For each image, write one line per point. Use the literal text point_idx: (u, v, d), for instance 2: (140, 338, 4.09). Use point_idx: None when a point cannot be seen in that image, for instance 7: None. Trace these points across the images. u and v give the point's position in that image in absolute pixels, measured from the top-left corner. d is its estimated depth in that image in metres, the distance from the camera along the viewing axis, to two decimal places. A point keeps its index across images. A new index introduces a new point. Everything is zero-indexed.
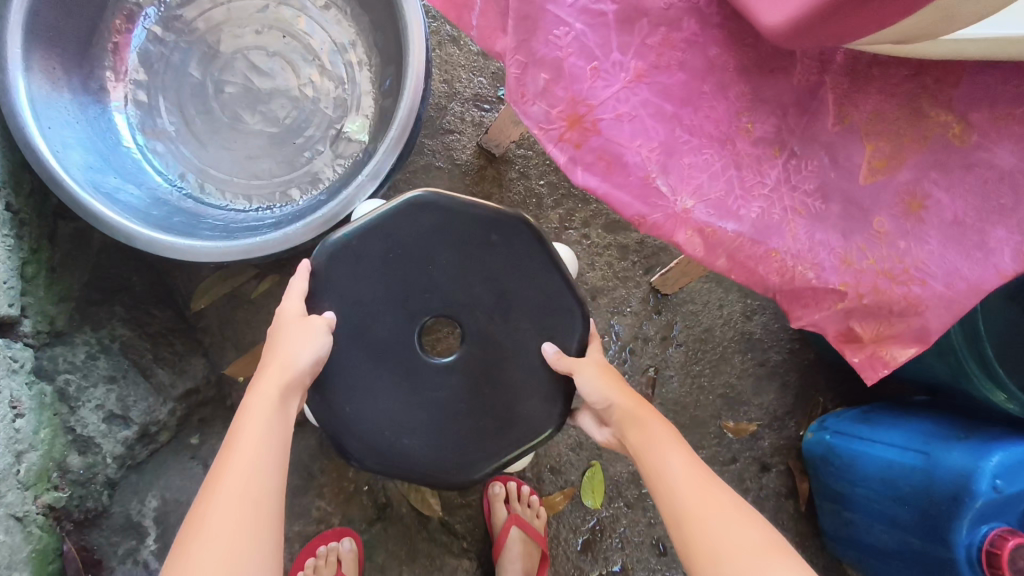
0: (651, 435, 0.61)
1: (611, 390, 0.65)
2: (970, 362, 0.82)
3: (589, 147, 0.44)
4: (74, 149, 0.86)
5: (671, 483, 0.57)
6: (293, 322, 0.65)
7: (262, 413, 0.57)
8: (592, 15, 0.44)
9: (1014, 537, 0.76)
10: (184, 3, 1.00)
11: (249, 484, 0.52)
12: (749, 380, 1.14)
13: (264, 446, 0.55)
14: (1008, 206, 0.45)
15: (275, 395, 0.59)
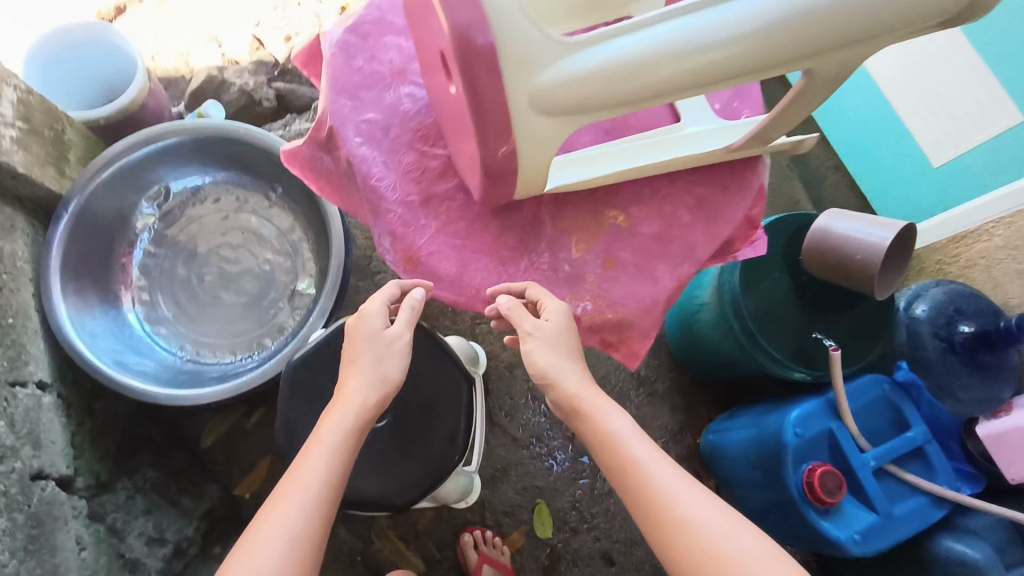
0: (611, 427, 0.69)
1: (563, 364, 0.72)
2: (761, 353, 1.12)
3: (420, 272, 0.79)
4: (104, 345, 1.19)
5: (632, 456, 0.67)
6: (376, 340, 0.76)
7: (343, 435, 0.69)
8: (406, 203, 0.79)
9: (820, 467, 1.06)
10: (166, 224, 1.37)
11: (326, 486, 0.65)
12: (648, 410, 1.44)
13: (336, 462, 0.68)
14: (655, 255, 0.81)
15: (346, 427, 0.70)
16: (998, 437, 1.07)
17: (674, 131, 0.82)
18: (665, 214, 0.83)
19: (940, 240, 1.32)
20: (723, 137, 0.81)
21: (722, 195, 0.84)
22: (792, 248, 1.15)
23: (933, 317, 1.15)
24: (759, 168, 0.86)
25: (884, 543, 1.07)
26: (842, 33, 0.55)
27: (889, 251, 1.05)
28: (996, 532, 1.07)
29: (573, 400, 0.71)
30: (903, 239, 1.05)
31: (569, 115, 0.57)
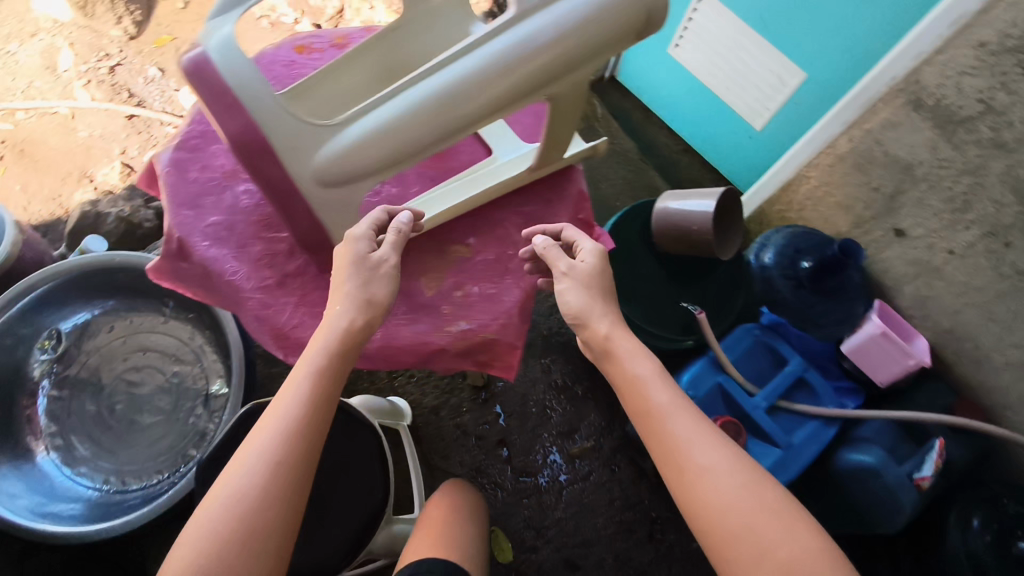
0: (636, 371, 0.73)
1: (593, 304, 0.77)
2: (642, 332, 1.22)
3: (290, 345, 0.84)
4: (22, 499, 1.19)
5: (659, 406, 0.70)
6: (359, 264, 0.74)
7: (320, 370, 0.69)
8: (264, 287, 0.86)
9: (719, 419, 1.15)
10: (65, 364, 1.38)
11: (304, 410, 0.67)
12: (574, 413, 1.52)
13: (313, 398, 0.68)
14: (498, 275, 0.90)
15: (323, 357, 0.70)
16: (858, 349, 1.20)
17: (485, 167, 0.93)
18: (497, 239, 0.93)
19: (775, 192, 1.48)
20: (522, 163, 0.92)
21: (542, 210, 0.95)
22: (643, 234, 1.28)
23: (778, 261, 1.29)
24: (569, 178, 0.98)
25: (795, 471, 1.15)
26: (547, 70, 0.68)
27: (718, 216, 1.18)
28: (886, 435, 1.17)
29: (604, 343, 0.75)
30: (729, 202, 1.19)
31: (349, 181, 0.69)
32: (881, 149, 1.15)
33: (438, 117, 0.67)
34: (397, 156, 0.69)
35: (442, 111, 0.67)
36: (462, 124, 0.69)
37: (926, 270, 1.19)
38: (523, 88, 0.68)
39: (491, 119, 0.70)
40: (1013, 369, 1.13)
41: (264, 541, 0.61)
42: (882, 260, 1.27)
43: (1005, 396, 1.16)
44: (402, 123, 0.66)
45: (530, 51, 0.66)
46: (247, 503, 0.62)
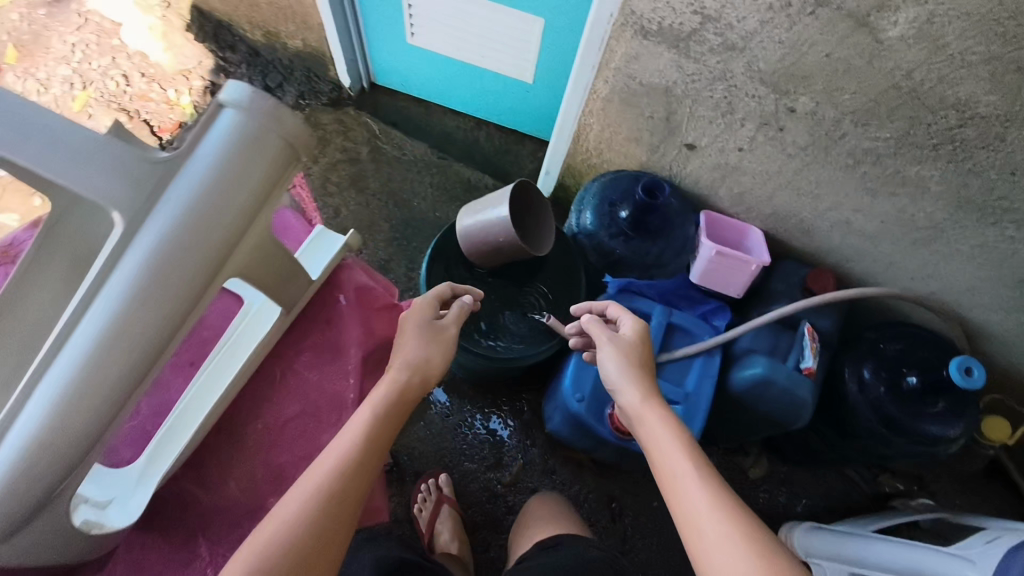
0: (659, 439, 0.80)
1: (623, 371, 0.88)
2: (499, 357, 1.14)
3: None
4: None
5: (677, 471, 0.76)
6: (425, 326, 0.90)
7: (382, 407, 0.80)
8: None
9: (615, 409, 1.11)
10: None
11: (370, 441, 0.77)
12: (492, 443, 1.46)
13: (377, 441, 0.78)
14: (312, 430, 0.86)
15: (391, 389, 0.82)
16: (704, 274, 1.20)
17: (236, 325, 0.81)
18: (292, 393, 0.87)
19: (571, 145, 1.41)
20: (267, 312, 0.80)
21: (326, 336, 0.89)
22: (456, 266, 1.19)
23: (598, 223, 1.24)
24: (340, 281, 0.91)
25: (702, 419, 1.14)
26: (203, 265, 0.56)
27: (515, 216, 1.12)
28: (763, 339, 1.19)
29: (638, 407, 0.85)
30: (519, 197, 1.12)
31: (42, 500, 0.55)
32: (636, 81, 1.10)
33: (108, 380, 0.54)
34: (80, 447, 0.55)
35: (103, 371, 0.54)
36: (142, 369, 0.56)
37: (729, 171, 1.19)
38: (189, 297, 0.56)
39: (178, 341, 0.57)
40: (838, 227, 1.16)
41: (311, 561, 0.67)
42: (689, 174, 1.25)
43: (843, 251, 1.20)
44: (55, 426, 0.53)
45: (171, 259, 0.55)
46: (304, 523, 0.68)
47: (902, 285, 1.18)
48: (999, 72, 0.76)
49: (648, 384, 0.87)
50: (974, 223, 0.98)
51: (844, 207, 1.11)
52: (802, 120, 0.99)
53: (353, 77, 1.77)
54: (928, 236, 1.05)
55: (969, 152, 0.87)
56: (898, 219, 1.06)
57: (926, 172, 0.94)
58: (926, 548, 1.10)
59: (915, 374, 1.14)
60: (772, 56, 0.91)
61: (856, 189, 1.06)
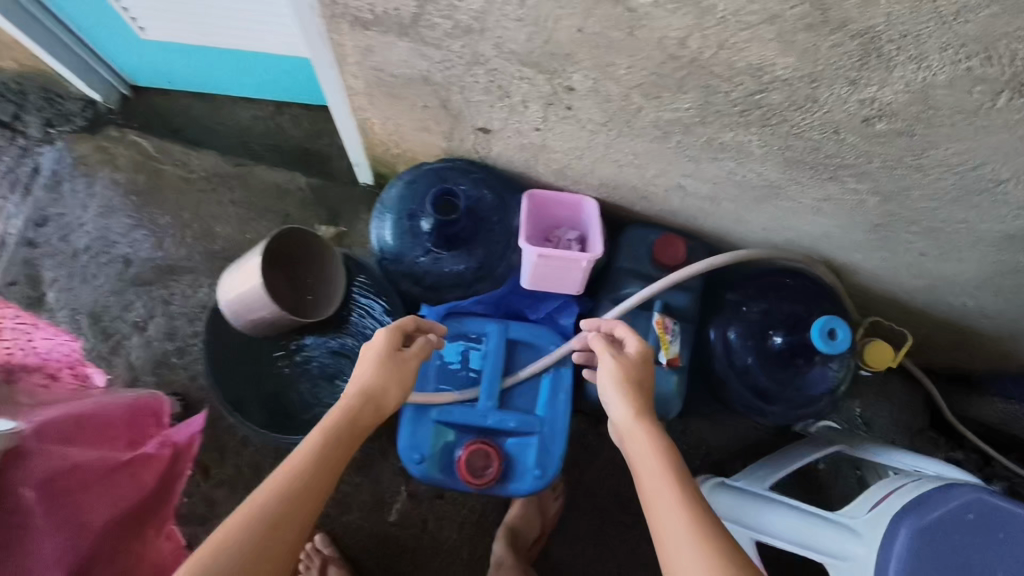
0: (647, 457, 0.74)
1: (617, 392, 0.80)
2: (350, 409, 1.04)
3: None
4: None
5: (654, 492, 0.70)
6: (394, 355, 0.85)
7: (339, 437, 0.76)
8: None
9: (465, 465, 0.99)
10: None
11: (326, 468, 0.72)
12: (368, 485, 1.32)
13: (332, 464, 0.74)
14: None
15: (352, 421, 0.78)
16: (537, 272, 1.01)
17: None
18: None
19: (364, 139, 1.16)
20: None
21: None
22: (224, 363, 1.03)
23: (400, 242, 1.03)
24: None
25: (560, 443, 1.03)
26: None
27: (284, 293, 0.96)
28: None
29: (628, 424, 0.78)
30: (281, 264, 0.96)
31: None
32: (386, 73, 0.86)
33: None
34: None
35: None
36: None
37: (538, 150, 0.98)
38: None
39: None
40: (674, 191, 0.98)
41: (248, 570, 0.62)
42: (498, 156, 1.04)
43: (686, 211, 1.03)
44: None
45: None
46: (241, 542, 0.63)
47: (757, 236, 1.03)
48: (786, 32, 0.56)
49: (640, 401, 0.80)
50: (811, 179, 0.80)
51: (671, 173, 0.92)
52: (586, 98, 0.77)
53: (102, 86, 1.42)
54: (768, 194, 0.88)
55: (781, 115, 0.68)
56: (731, 181, 0.88)
57: (741, 138, 0.75)
58: (816, 518, 1.02)
59: (780, 333, 1.02)
60: (520, 36, 0.68)
61: (676, 157, 0.86)
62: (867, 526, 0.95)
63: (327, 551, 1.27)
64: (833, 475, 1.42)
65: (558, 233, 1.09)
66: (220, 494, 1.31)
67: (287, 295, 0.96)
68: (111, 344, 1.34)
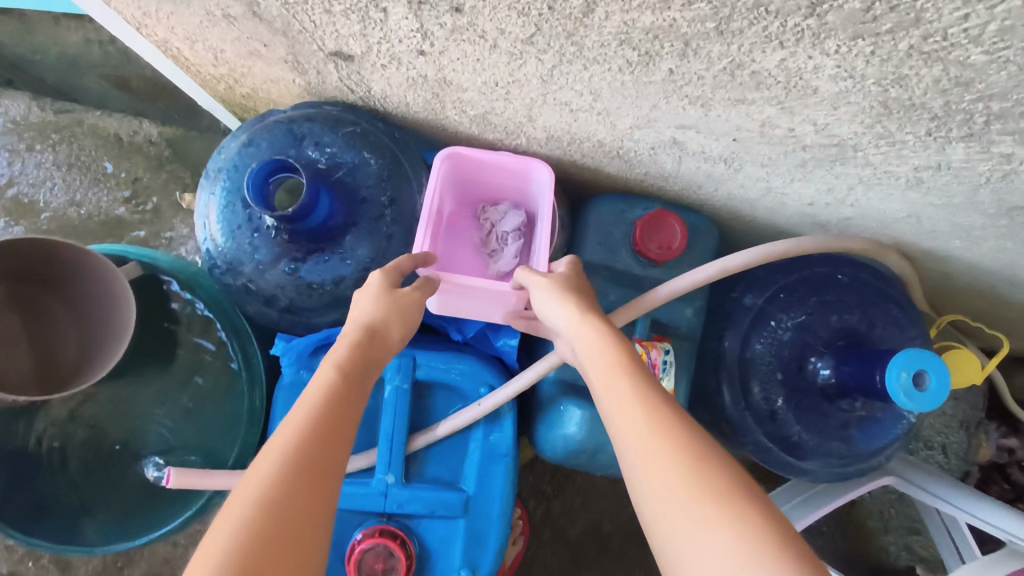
0: (600, 359, 0.47)
1: (553, 300, 0.53)
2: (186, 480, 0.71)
3: None
4: None
5: (608, 403, 0.44)
6: (395, 294, 0.53)
7: (344, 394, 0.44)
8: None
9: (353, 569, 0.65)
10: None
11: (332, 447, 0.41)
12: None
13: (345, 419, 0.44)
14: None
15: (354, 372, 0.46)
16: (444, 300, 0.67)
17: None
18: None
19: (192, 73, 0.76)
20: None
21: None
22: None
23: (235, 242, 0.65)
24: None
25: (498, 530, 0.70)
26: None
27: (67, 327, 0.70)
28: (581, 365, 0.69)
29: (573, 327, 0.50)
30: (65, 295, 0.69)
31: None
32: None
33: None
34: None
35: None
36: None
37: (437, 87, 0.58)
38: None
39: None
40: (665, 150, 0.59)
41: None
42: (382, 96, 0.64)
43: (685, 178, 0.65)
44: None
45: None
46: None
47: (797, 214, 0.65)
48: None
49: (591, 305, 0.53)
50: (922, 138, 0.42)
51: (659, 124, 0.53)
52: None
53: None
54: (830, 158, 0.50)
55: (910, 9, 0.30)
56: (764, 137, 0.50)
57: (801, 61, 0.37)
58: None
59: (827, 361, 0.67)
60: None
61: (667, 99, 0.48)
62: None
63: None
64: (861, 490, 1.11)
65: (495, 217, 0.72)
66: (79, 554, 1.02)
67: (76, 337, 0.70)
68: None
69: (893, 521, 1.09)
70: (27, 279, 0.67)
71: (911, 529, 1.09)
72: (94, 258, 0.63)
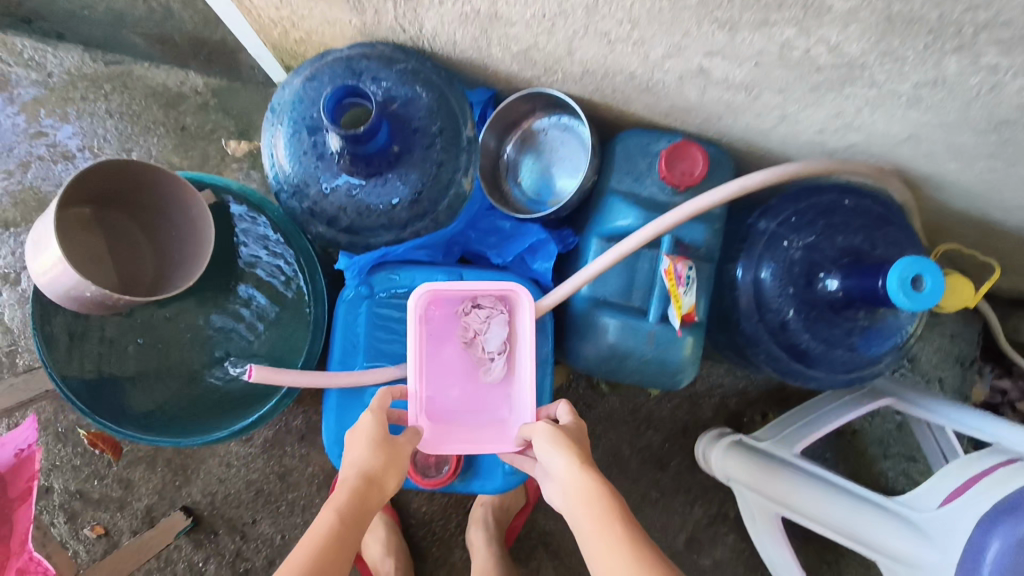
0: (594, 516, 0.55)
1: (555, 456, 0.60)
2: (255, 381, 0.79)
3: None
4: None
5: (607, 558, 0.52)
6: (387, 441, 0.62)
7: (332, 537, 0.54)
8: None
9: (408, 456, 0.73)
10: None
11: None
12: (317, 456, 1.11)
13: (335, 560, 0.54)
14: None
15: (346, 521, 0.56)
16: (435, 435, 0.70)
17: None
18: None
19: (248, 14, 0.82)
20: None
21: None
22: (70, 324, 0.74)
23: (301, 166, 0.72)
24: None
25: None
26: None
27: (145, 254, 0.77)
28: (611, 280, 0.77)
29: (573, 477, 0.57)
30: (143, 218, 0.77)
31: None
32: None
33: None
34: None
35: None
36: None
37: (487, 22, 0.65)
38: None
39: None
40: (691, 80, 0.66)
41: None
42: (434, 32, 0.71)
43: (707, 109, 0.72)
44: None
45: None
46: None
47: (808, 142, 0.72)
48: None
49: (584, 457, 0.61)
50: (921, 51, 0.49)
51: (687, 52, 0.60)
52: None
53: None
54: (839, 79, 0.57)
55: None
56: (781, 60, 0.57)
57: None
58: (866, 508, 0.82)
59: (834, 275, 0.74)
60: None
61: (698, 24, 0.54)
62: (937, 526, 0.75)
63: (276, 533, 1.10)
64: (866, 422, 1.22)
65: (475, 324, 0.74)
66: (139, 473, 1.08)
67: (152, 257, 0.78)
68: None
69: (892, 449, 1.21)
70: (110, 203, 0.75)
71: (908, 456, 1.20)
72: (169, 181, 0.70)
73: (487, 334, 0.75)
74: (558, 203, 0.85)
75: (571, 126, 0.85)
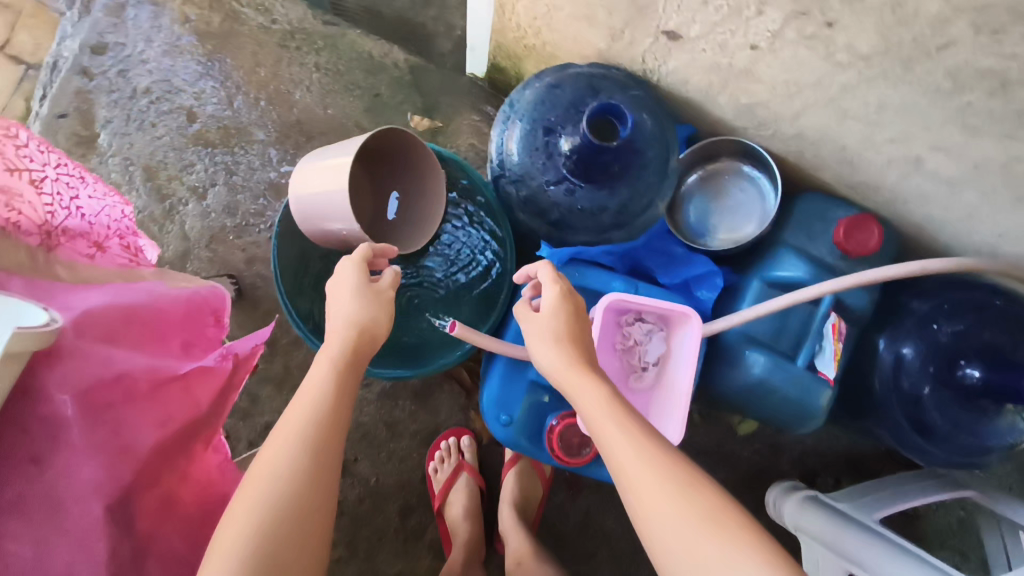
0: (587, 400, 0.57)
1: (546, 345, 0.61)
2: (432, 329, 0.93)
3: None
4: None
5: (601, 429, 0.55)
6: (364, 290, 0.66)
7: (334, 375, 0.60)
8: None
9: (557, 425, 0.82)
10: None
11: (316, 409, 0.57)
12: (424, 415, 1.20)
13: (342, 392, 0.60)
14: None
15: (343, 357, 0.61)
16: None
17: None
18: None
19: (497, 15, 0.93)
20: None
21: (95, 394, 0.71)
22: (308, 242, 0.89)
23: (529, 159, 0.82)
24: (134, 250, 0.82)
25: None
26: None
27: (367, 201, 0.84)
28: (767, 323, 0.84)
29: (565, 364, 0.59)
30: (373, 170, 0.85)
31: None
32: None
33: None
34: None
35: None
36: None
37: (734, 75, 0.74)
38: None
39: None
40: (899, 164, 0.74)
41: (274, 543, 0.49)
42: (673, 71, 0.81)
43: (898, 193, 0.80)
44: None
45: None
46: (278, 510, 0.50)
47: (980, 243, 0.79)
48: None
49: (577, 343, 0.62)
50: None
51: (914, 141, 0.68)
52: (868, 12, 0.54)
53: None
54: None
55: None
56: (1003, 170, 0.64)
57: None
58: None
59: (976, 366, 0.80)
60: None
61: (943, 122, 0.62)
62: None
63: (372, 475, 1.18)
64: (929, 509, 1.26)
65: (637, 334, 0.83)
66: (267, 391, 1.18)
67: (371, 209, 0.85)
68: (165, 207, 1.19)
69: (949, 541, 1.25)
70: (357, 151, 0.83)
71: (961, 551, 1.24)
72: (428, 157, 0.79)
73: (648, 346, 0.83)
74: (715, 239, 0.94)
75: (754, 178, 0.93)
